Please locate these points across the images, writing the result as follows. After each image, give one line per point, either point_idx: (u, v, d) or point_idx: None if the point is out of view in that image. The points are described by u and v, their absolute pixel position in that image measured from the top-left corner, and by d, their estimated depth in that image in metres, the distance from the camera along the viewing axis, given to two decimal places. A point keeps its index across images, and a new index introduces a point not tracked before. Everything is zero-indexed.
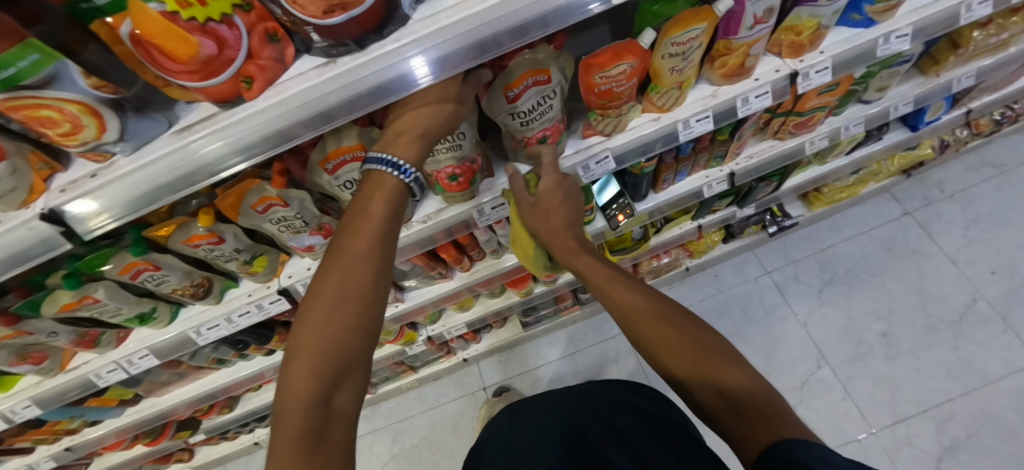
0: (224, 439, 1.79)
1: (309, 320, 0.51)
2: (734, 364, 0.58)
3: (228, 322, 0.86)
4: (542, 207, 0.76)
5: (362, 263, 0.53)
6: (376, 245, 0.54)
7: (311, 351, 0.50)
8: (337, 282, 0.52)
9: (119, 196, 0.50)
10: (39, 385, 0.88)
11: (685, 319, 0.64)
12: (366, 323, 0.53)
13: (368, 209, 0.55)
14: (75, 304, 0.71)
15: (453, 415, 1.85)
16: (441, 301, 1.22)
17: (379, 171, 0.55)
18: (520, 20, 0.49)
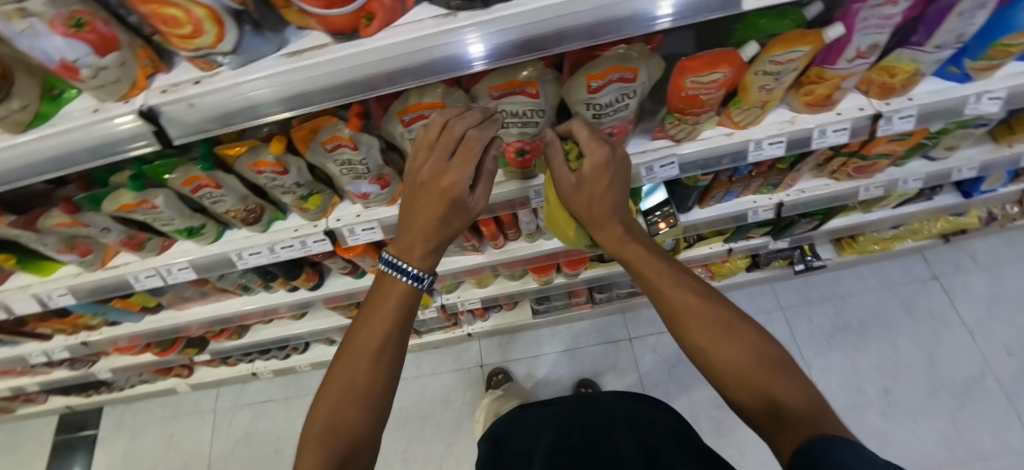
0: (224, 364, 1.84)
1: (324, 405, 0.56)
2: (781, 373, 0.56)
3: (270, 252, 0.87)
4: (587, 186, 0.64)
5: (372, 360, 0.57)
6: (386, 343, 0.58)
7: (318, 436, 0.54)
8: (352, 372, 0.57)
9: (218, 107, 0.51)
10: (78, 276, 0.90)
11: (729, 326, 0.60)
12: (377, 407, 0.57)
13: (381, 306, 0.60)
14: (134, 206, 0.72)
15: (446, 385, 1.88)
16: (466, 273, 1.23)
17: (392, 276, 0.61)
18: (646, 8, 0.47)
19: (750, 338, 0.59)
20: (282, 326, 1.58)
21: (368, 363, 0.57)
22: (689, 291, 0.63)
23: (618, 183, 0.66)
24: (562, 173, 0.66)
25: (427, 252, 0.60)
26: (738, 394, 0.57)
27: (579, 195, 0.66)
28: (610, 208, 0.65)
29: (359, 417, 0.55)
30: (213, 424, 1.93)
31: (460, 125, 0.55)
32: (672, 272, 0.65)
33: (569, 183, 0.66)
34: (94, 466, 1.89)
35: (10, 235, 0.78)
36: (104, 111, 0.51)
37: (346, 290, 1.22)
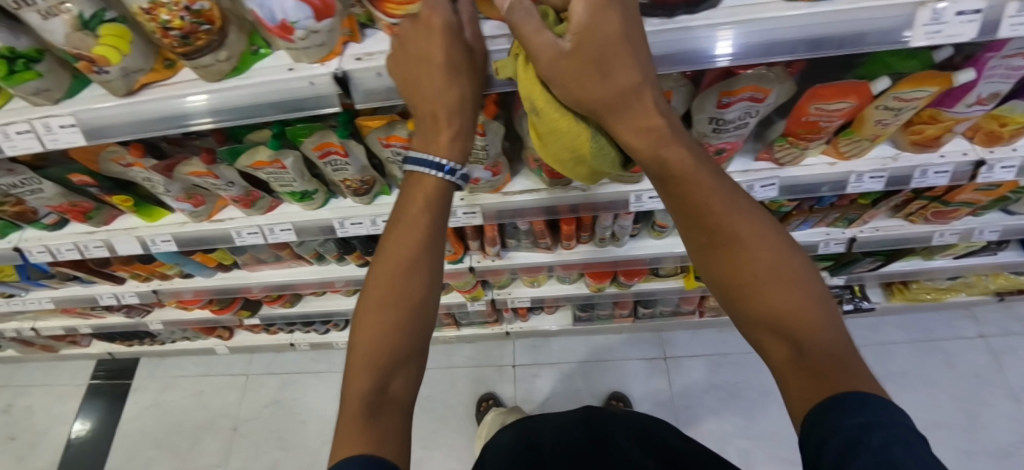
0: (264, 331, 1.87)
1: (363, 318, 0.49)
2: (811, 298, 0.45)
3: (371, 224, 0.91)
4: (584, 57, 0.46)
5: (407, 269, 0.50)
6: (424, 249, 0.50)
7: (366, 347, 0.47)
8: (388, 281, 0.49)
9: None
10: (184, 225, 0.94)
11: (750, 227, 0.48)
12: (418, 318, 0.49)
13: (420, 210, 0.52)
14: (266, 164, 0.76)
15: (476, 380, 1.88)
16: (532, 269, 1.24)
17: (424, 172, 0.52)
18: (822, 33, 0.52)
19: (774, 248, 0.47)
20: (332, 300, 1.61)
21: (402, 270, 0.49)
22: (710, 179, 0.49)
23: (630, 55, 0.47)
24: (544, 43, 0.46)
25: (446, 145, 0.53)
26: (746, 311, 0.47)
27: (572, 70, 0.47)
28: (628, 87, 0.48)
29: (401, 332, 0.48)
30: (243, 388, 1.96)
31: (437, 8, 0.50)
32: (690, 154, 0.50)
33: (562, 53, 0.46)
34: (125, 413, 1.93)
35: (139, 178, 0.83)
36: (297, 69, 0.55)
37: None
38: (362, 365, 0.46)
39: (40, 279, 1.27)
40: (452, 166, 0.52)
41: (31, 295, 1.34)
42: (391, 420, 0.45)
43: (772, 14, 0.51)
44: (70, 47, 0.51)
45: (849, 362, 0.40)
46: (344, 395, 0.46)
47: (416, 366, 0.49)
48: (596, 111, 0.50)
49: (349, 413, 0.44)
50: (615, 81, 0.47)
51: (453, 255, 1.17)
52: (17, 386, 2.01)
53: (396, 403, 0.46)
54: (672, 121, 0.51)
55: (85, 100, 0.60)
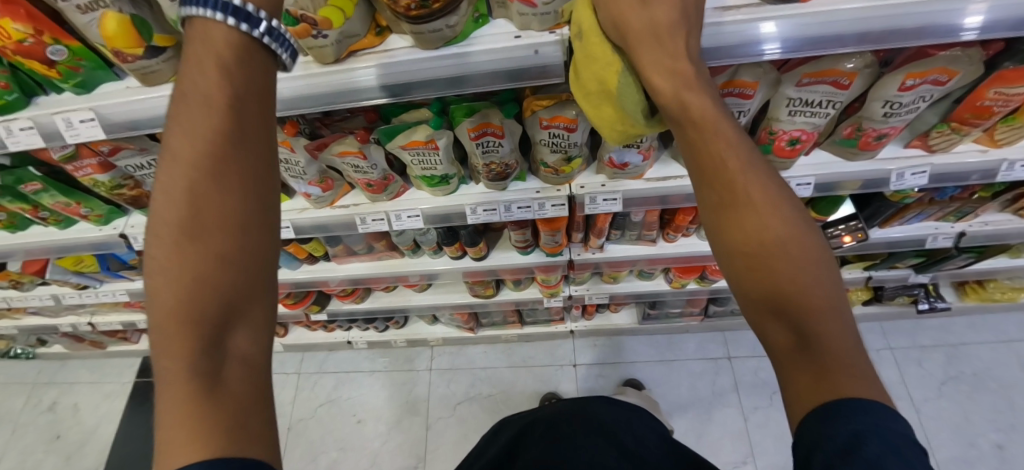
0: (321, 328, 1.82)
1: (165, 261, 0.34)
2: (821, 279, 0.39)
3: (504, 210, 0.88)
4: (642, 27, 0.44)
5: (194, 203, 0.35)
6: (212, 171, 0.35)
7: (173, 305, 0.34)
8: (173, 226, 0.34)
9: None
10: (305, 211, 0.91)
11: (766, 194, 0.40)
12: (253, 231, 0.37)
13: (195, 110, 0.35)
14: (420, 144, 0.73)
15: (538, 380, 1.81)
16: (632, 263, 1.21)
17: (207, 22, 0.35)
18: (919, 26, 0.51)
19: (796, 222, 0.40)
20: (401, 295, 1.57)
21: (189, 207, 0.34)
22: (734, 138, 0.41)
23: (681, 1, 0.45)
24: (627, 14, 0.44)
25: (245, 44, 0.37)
26: (751, 290, 0.41)
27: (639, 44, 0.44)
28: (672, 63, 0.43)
29: (205, 289, 0.34)
30: (296, 386, 1.90)
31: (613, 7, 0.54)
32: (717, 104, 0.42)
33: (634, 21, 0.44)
34: None
35: None
36: (523, 35, 0.53)
37: (512, 264, 1.21)
38: (176, 352, 0.34)
39: (120, 271, 1.22)
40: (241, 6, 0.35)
41: (104, 288, 1.29)
42: (235, 389, 0.35)
43: (834, 6, 0.51)
44: (296, 7, 0.50)
45: (848, 359, 0.37)
46: (161, 361, 0.34)
47: (267, 311, 0.39)
48: (627, 38, 0.45)
49: (178, 397, 0.33)
50: (654, 56, 0.44)
51: (556, 247, 1.14)
52: (62, 384, 1.95)
53: (246, 363, 0.37)
54: (700, 74, 0.44)
55: None
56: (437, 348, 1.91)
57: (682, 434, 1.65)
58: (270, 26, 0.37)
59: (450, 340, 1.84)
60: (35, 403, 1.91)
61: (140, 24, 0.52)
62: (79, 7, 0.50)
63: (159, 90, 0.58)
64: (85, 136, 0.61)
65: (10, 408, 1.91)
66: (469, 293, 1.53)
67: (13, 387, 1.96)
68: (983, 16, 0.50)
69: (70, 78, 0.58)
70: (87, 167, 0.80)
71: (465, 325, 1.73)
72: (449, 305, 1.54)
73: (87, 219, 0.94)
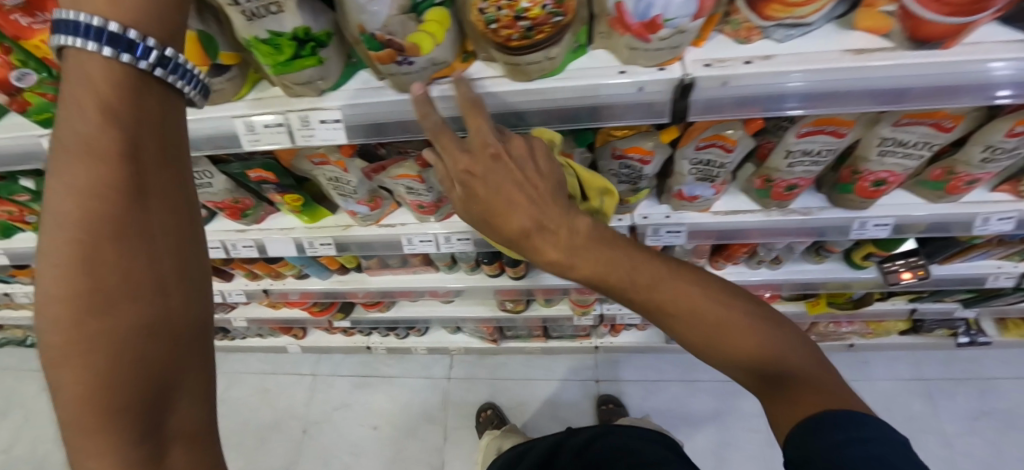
0: (340, 332, 1.79)
1: (58, 360, 0.28)
2: (763, 331, 0.45)
3: None
4: (482, 208, 0.46)
5: (93, 268, 0.27)
6: (119, 235, 0.28)
7: (79, 402, 0.28)
8: (62, 313, 0.27)
9: (752, 89, 0.48)
10: (348, 229, 0.86)
11: (662, 285, 0.46)
12: (170, 308, 0.31)
13: (87, 158, 0.27)
14: None
15: (557, 394, 1.77)
16: None
17: (80, 52, 0.27)
18: (965, 83, 0.45)
19: (698, 293, 0.46)
20: (426, 306, 1.53)
21: (86, 276, 0.27)
22: (606, 252, 0.46)
23: (486, 141, 0.45)
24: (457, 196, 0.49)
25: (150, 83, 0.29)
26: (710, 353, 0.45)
27: (484, 227, 0.49)
28: (511, 210, 0.44)
29: (124, 377, 0.29)
30: (311, 389, 1.87)
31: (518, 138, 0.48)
32: (575, 226, 0.46)
33: (469, 206, 0.48)
34: None
35: (325, 177, 0.75)
36: (629, 72, 0.48)
37: (551, 285, 1.16)
38: (106, 446, 0.29)
39: None
40: (121, 32, 0.26)
41: None
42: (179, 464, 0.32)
43: (867, 62, 0.46)
44: (383, 30, 0.44)
45: (822, 371, 0.43)
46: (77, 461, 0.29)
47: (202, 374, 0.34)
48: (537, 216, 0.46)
49: None
50: (508, 228, 0.45)
51: None
52: None
53: (189, 438, 0.33)
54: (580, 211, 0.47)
55: (355, 93, 0.52)
56: (456, 357, 1.88)
57: (705, 458, 1.60)
58: (164, 55, 0.27)
59: (471, 349, 1.80)
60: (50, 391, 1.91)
61: (206, 41, 0.47)
62: None
63: (221, 110, 0.54)
64: None
65: (24, 395, 1.91)
66: (497, 306, 1.49)
67: (29, 374, 1.95)
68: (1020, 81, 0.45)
69: None
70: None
71: (488, 337, 1.69)
72: (475, 317, 1.50)
73: None
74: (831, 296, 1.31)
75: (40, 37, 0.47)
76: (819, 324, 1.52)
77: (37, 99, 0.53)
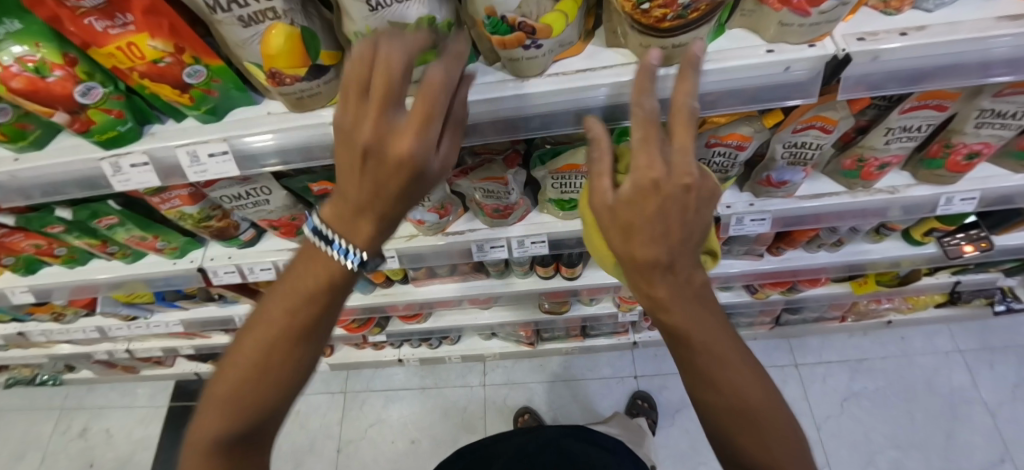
0: (370, 346, 1.73)
1: (255, 322, 0.46)
2: (780, 426, 0.45)
3: None
4: (625, 218, 0.36)
5: (304, 302, 0.45)
6: (322, 297, 0.45)
7: (251, 347, 0.45)
8: (275, 312, 0.45)
9: (902, 64, 0.45)
10: (412, 239, 0.81)
11: (728, 364, 0.43)
12: (313, 329, 0.46)
13: (341, 195, 0.39)
14: (574, 167, 0.65)
15: (596, 394, 1.74)
16: (733, 279, 1.13)
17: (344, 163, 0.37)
18: (996, 57, 0.45)
19: (753, 376, 0.45)
20: (463, 314, 1.48)
21: (298, 302, 0.45)
22: (703, 310, 0.41)
23: (687, 166, 0.35)
24: (598, 189, 0.38)
25: (428, 113, 0.33)
26: (711, 419, 0.46)
27: (605, 228, 0.39)
28: (655, 240, 0.35)
29: (270, 360, 0.45)
30: (341, 407, 1.80)
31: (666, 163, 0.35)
32: (691, 279, 0.40)
33: (604, 208, 0.38)
34: None
35: None
36: (776, 50, 0.45)
37: (606, 283, 1.12)
38: (225, 384, 0.46)
39: (176, 301, 1.13)
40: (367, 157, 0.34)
41: (155, 318, 1.19)
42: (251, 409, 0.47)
43: (894, 42, 0.44)
44: (515, 12, 0.39)
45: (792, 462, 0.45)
46: (222, 369, 0.47)
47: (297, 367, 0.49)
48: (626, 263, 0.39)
49: (220, 400, 0.47)
50: (633, 250, 0.37)
51: None
52: (93, 409, 1.86)
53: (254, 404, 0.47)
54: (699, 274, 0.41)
55: (469, 89, 0.47)
56: (490, 363, 1.83)
57: None
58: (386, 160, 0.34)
59: (506, 355, 1.75)
60: (65, 429, 1.83)
61: (308, 38, 0.42)
62: (241, 18, 0.38)
63: (314, 116, 0.48)
64: (214, 172, 0.51)
65: (40, 435, 1.82)
66: (538, 309, 1.45)
67: (43, 413, 1.87)
68: None
69: (201, 103, 0.48)
70: (175, 199, 0.70)
71: (526, 341, 1.64)
72: (516, 321, 1.46)
73: (160, 253, 0.84)
74: (879, 275, 1.28)
75: (115, 43, 0.41)
76: (859, 304, 1.51)
77: (101, 116, 0.47)
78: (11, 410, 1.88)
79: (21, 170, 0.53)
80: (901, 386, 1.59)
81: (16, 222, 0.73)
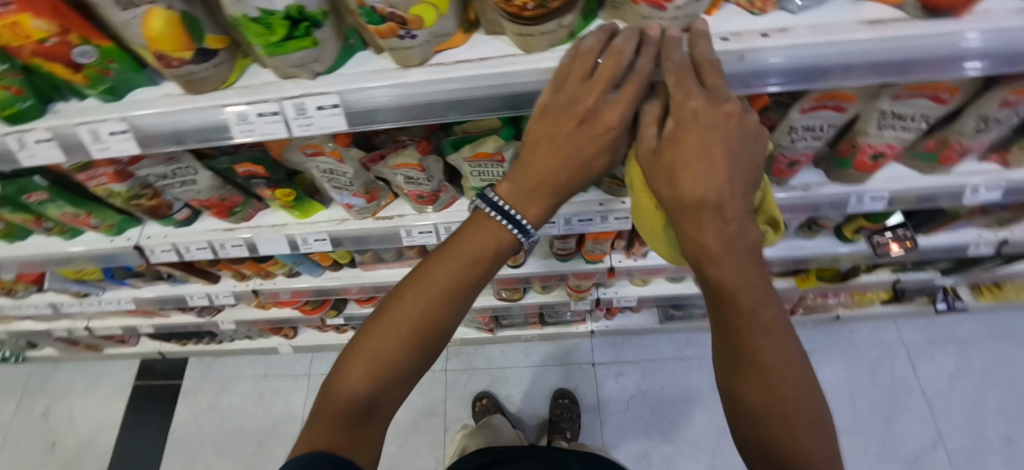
0: (333, 329, 1.76)
1: (377, 326, 0.50)
2: (818, 426, 0.40)
3: (564, 222, 0.83)
4: (672, 156, 0.40)
5: (437, 306, 0.50)
6: (452, 300, 0.50)
7: (377, 351, 0.49)
8: (408, 320, 0.49)
9: (770, 65, 0.47)
10: (343, 223, 0.83)
11: (774, 337, 0.40)
12: (438, 330, 0.50)
13: (522, 167, 0.49)
14: (487, 155, 0.67)
15: (555, 381, 1.77)
16: (675, 270, 1.16)
17: (540, 146, 0.46)
18: (867, 60, 0.46)
19: (796, 360, 0.40)
20: None
21: (434, 307, 0.50)
22: (752, 265, 0.39)
23: (726, 100, 0.40)
24: (645, 138, 0.44)
25: (636, 94, 0.43)
26: (753, 417, 0.41)
27: (654, 176, 0.42)
28: (703, 173, 0.38)
29: (398, 363, 0.49)
30: (306, 389, 1.83)
31: (707, 100, 0.40)
32: (743, 233, 0.39)
33: (651, 151, 0.43)
34: (178, 417, 1.81)
35: (319, 169, 0.71)
36: None
37: (551, 271, 1.15)
38: (343, 394, 0.48)
39: (126, 279, 1.14)
40: (583, 129, 0.44)
41: (107, 295, 1.21)
42: (367, 423, 0.48)
43: (762, 42, 0.47)
44: (383, 2, 0.40)
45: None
46: (335, 377, 0.50)
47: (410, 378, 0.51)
48: (677, 201, 0.40)
49: (326, 417, 0.47)
50: (682, 189, 0.39)
51: (597, 254, 1.09)
52: (57, 388, 1.88)
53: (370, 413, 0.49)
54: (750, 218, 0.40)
55: (351, 76, 0.49)
56: (453, 349, 1.86)
57: (700, 433, 1.63)
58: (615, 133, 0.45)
59: (468, 341, 1.78)
60: (28, 408, 1.84)
61: (189, 23, 0.43)
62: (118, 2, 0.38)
63: (208, 99, 0.50)
64: (116, 150, 0.53)
65: (3, 414, 1.84)
66: (494, 296, 1.48)
67: (6, 392, 1.88)
68: (901, 59, 0.46)
69: (99, 82, 0.50)
70: (101, 177, 0.71)
71: (486, 327, 1.67)
72: (472, 308, 1.49)
73: (97, 229, 0.85)
74: (820, 271, 1.32)
75: None
76: (806, 299, 1.55)
77: None
78: None
79: None
80: (847, 376, 1.65)
81: None
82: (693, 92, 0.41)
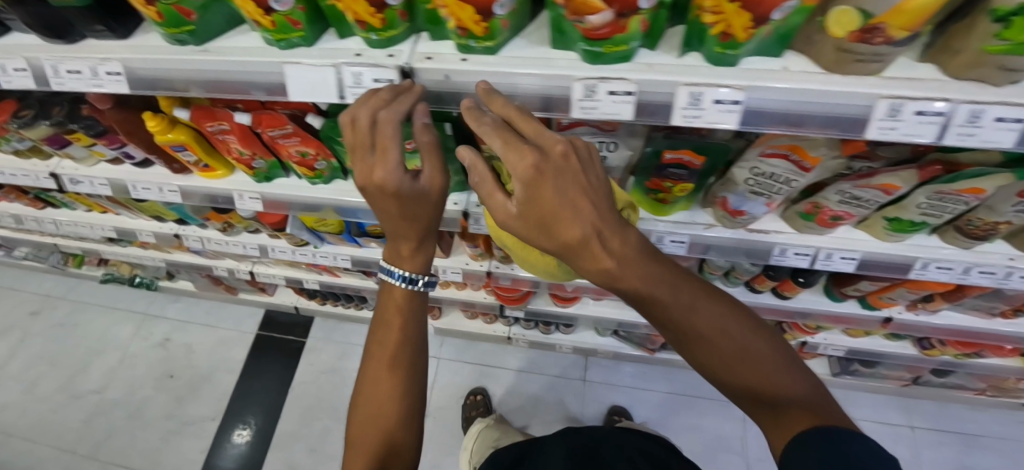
0: (481, 317, 1.66)
1: (372, 381, 0.55)
2: (773, 349, 0.44)
3: (960, 272, 0.74)
4: (538, 213, 0.35)
5: (400, 356, 0.55)
6: (403, 340, 0.56)
7: (380, 407, 0.54)
8: (386, 369, 0.55)
9: None
10: (711, 229, 0.75)
11: (697, 310, 0.42)
12: (405, 373, 0.55)
13: (397, 230, 0.51)
14: (979, 193, 0.58)
15: (701, 413, 1.63)
16: (950, 333, 1.05)
17: (380, 215, 0.49)
18: None
19: (738, 324, 0.44)
20: (606, 307, 1.41)
21: (397, 353, 0.55)
22: (655, 272, 0.40)
23: (553, 141, 0.36)
24: (499, 202, 0.38)
25: (392, 148, 0.43)
26: (730, 379, 0.44)
27: (527, 232, 0.38)
28: (573, 215, 0.35)
29: (399, 409, 0.55)
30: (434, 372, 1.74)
31: (524, 150, 0.35)
32: (627, 248, 0.38)
33: (513, 214, 0.38)
34: (297, 376, 1.72)
35: (754, 172, 0.64)
36: None
37: (819, 310, 1.05)
38: (366, 449, 0.53)
39: (360, 238, 1.08)
40: (396, 200, 0.46)
41: (324, 248, 1.14)
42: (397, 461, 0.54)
43: None
44: None
45: (823, 403, 0.43)
46: (357, 446, 0.55)
47: (413, 427, 0.56)
48: (556, 243, 0.37)
49: None
50: (560, 235, 0.36)
51: (888, 302, 0.98)
52: (176, 321, 1.82)
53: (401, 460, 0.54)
54: (612, 221, 0.37)
55: None
56: (592, 359, 1.75)
57: None
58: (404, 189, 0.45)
59: (617, 354, 1.67)
60: (146, 336, 1.79)
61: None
62: None
63: (857, 82, 0.43)
64: (706, 120, 0.45)
65: (121, 337, 1.79)
66: None
67: (126, 315, 1.83)
68: None
69: (748, 43, 0.41)
70: None
71: (649, 346, 1.57)
72: None
73: None
74: None
75: None
76: (1007, 381, 1.42)
77: (633, 27, 0.41)
78: (96, 305, 1.86)
79: (476, 75, 0.46)
80: None
81: (322, 127, 0.67)
82: (507, 149, 0.35)
